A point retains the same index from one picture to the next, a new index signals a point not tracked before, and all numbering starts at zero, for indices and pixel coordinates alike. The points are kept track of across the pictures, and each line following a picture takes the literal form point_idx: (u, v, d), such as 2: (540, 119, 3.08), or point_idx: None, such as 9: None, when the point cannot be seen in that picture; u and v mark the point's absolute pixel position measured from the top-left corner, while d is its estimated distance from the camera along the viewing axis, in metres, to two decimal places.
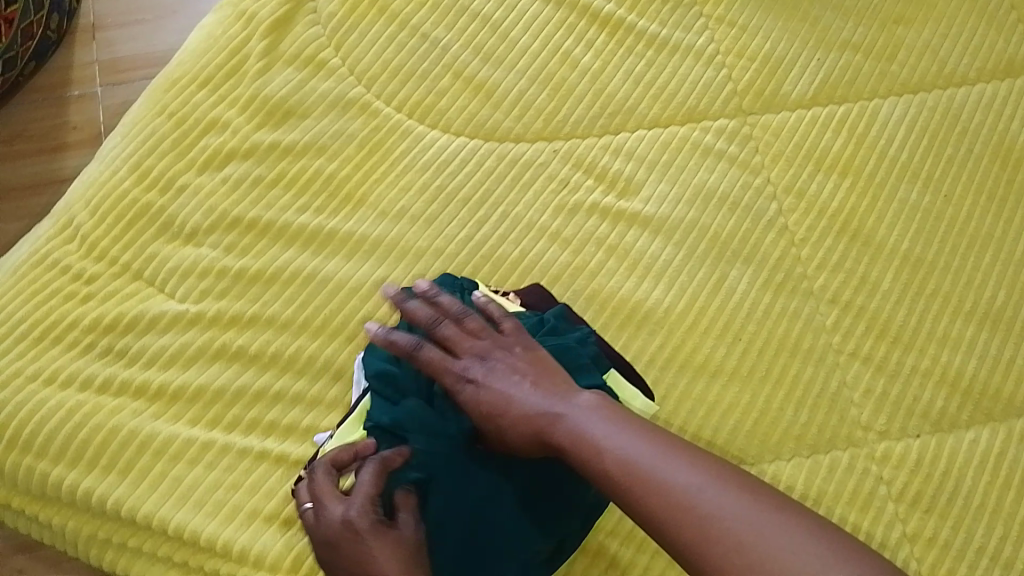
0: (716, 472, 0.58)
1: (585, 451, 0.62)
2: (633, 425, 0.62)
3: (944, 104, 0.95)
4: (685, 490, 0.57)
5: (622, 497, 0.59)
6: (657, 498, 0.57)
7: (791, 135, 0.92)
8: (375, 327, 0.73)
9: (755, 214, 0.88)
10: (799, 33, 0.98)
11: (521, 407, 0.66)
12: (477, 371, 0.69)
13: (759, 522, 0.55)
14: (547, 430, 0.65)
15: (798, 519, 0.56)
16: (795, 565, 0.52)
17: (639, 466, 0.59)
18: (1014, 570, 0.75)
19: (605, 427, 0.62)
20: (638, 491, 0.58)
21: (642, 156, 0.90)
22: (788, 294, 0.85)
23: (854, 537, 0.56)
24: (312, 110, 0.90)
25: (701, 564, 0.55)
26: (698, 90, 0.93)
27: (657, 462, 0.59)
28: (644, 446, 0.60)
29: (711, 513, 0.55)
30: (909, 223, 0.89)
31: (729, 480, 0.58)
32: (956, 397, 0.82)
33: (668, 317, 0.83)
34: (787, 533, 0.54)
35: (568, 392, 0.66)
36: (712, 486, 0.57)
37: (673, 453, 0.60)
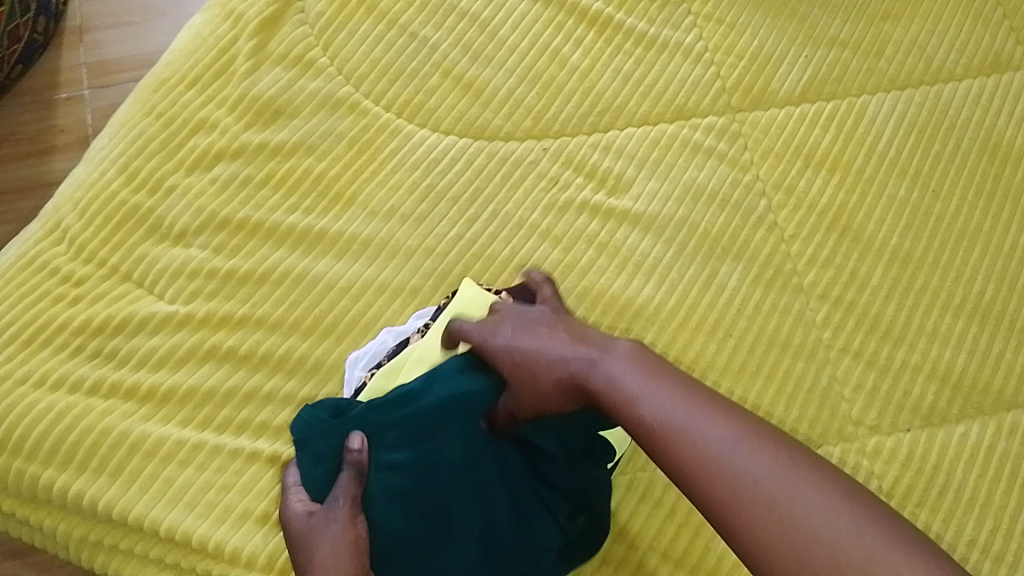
0: (752, 431, 0.54)
1: (617, 399, 0.58)
2: (663, 377, 0.58)
3: (931, 100, 0.95)
4: (715, 446, 0.53)
5: (652, 453, 0.55)
6: (683, 451, 0.53)
7: (779, 131, 0.92)
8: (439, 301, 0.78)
9: (745, 211, 0.88)
10: (787, 31, 0.98)
11: (553, 353, 0.63)
12: (511, 321, 0.68)
13: (793, 481, 0.50)
14: (582, 376, 0.61)
15: (829, 479, 0.51)
16: (828, 537, 0.48)
17: (666, 418, 0.55)
18: (1005, 563, 0.76)
19: (634, 376, 0.58)
20: (660, 441, 0.55)
21: (632, 154, 0.90)
22: (779, 290, 0.85)
23: (902, 516, 0.50)
24: (301, 109, 0.90)
25: (732, 527, 0.50)
26: (687, 87, 0.94)
27: (692, 418, 0.55)
28: (668, 395, 0.56)
29: (739, 468, 0.51)
30: (898, 219, 0.89)
31: (766, 440, 0.53)
32: (946, 391, 0.82)
33: (659, 314, 0.83)
34: (818, 494, 0.50)
35: (605, 342, 0.63)
36: (745, 445, 0.53)
37: (705, 407, 0.55)
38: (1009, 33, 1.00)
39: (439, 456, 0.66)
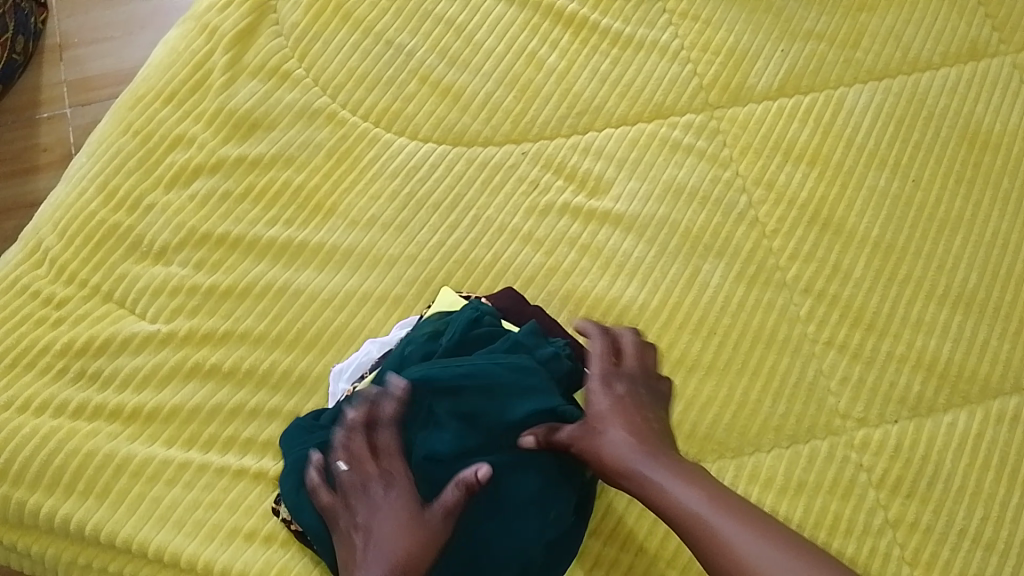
0: (786, 544, 0.61)
1: (668, 497, 0.65)
2: (715, 490, 0.65)
3: (909, 90, 0.96)
4: (754, 555, 0.60)
5: (696, 547, 0.63)
6: (730, 554, 0.61)
7: (758, 126, 0.92)
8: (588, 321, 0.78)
9: (725, 208, 0.88)
10: (763, 25, 0.98)
11: (627, 438, 0.68)
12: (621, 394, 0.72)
13: None
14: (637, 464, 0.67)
15: None
16: None
17: (717, 523, 0.62)
18: (995, 551, 0.76)
19: (688, 485, 0.65)
20: (708, 544, 0.62)
21: (611, 154, 0.90)
22: (762, 286, 0.85)
23: None
24: (278, 121, 0.90)
25: None
26: (664, 86, 0.93)
27: (735, 528, 0.62)
28: (716, 505, 0.64)
29: None
30: (880, 209, 0.90)
31: (798, 554, 0.61)
32: (932, 380, 0.82)
33: (643, 313, 0.83)
34: None
35: (671, 455, 0.68)
36: (778, 555, 0.60)
37: (746, 520, 0.63)
38: (985, 19, 1.00)
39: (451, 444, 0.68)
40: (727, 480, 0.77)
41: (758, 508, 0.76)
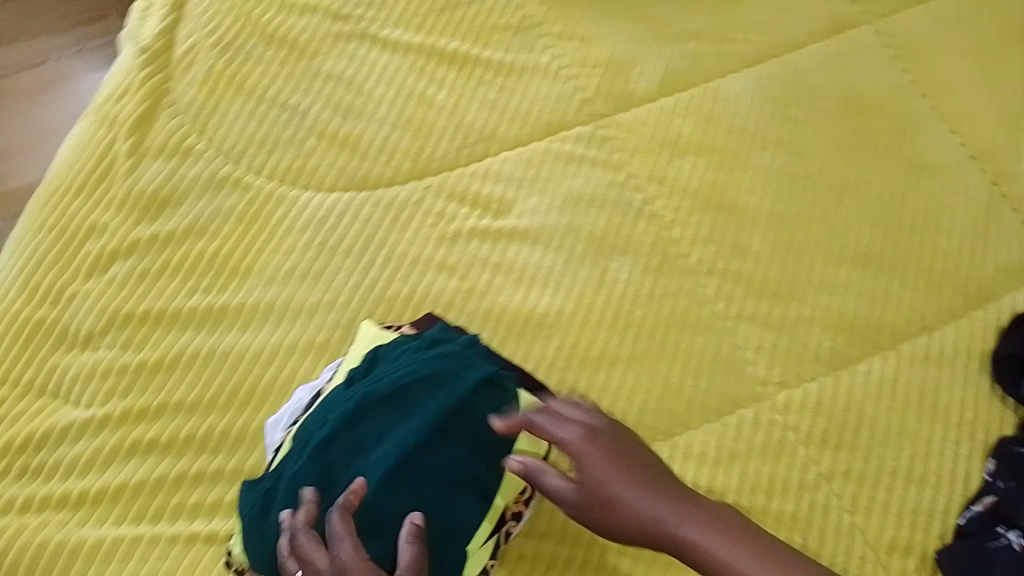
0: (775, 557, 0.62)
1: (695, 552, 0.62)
2: (712, 518, 0.63)
3: (782, 70, 1.01)
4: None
5: None
6: None
7: (644, 128, 0.97)
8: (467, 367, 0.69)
9: (623, 208, 0.92)
10: (638, 35, 1.03)
11: (605, 482, 0.63)
12: (578, 445, 0.65)
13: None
14: (652, 525, 0.63)
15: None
16: None
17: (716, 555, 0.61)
18: (928, 485, 0.77)
19: (700, 524, 0.63)
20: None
21: (510, 175, 0.94)
22: (669, 275, 0.88)
23: None
24: (186, 195, 0.93)
25: None
26: (551, 104, 0.98)
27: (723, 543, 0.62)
28: (709, 536, 0.62)
29: None
30: (769, 184, 0.94)
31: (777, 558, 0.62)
32: (842, 335, 0.84)
33: (560, 319, 0.86)
34: None
35: (659, 482, 0.65)
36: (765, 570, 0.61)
37: (721, 526, 0.63)
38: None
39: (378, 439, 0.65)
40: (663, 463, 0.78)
41: (696, 484, 0.77)
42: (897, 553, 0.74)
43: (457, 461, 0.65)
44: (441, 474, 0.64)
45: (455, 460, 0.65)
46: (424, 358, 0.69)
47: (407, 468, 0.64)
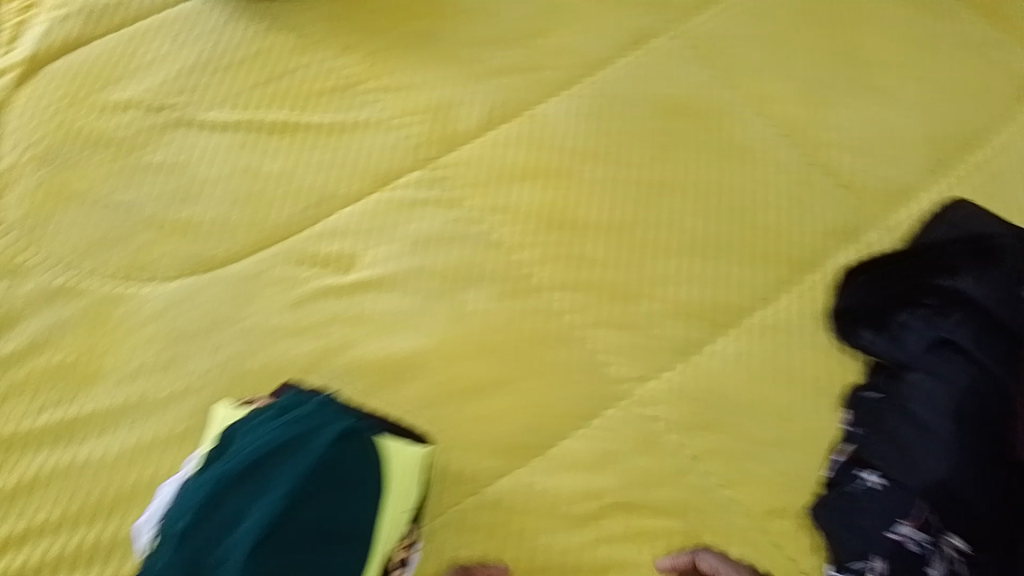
0: None
1: None
2: None
3: (605, 89, 0.98)
4: None
5: None
6: None
7: (480, 164, 0.92)
8: (324, 424, 0.69)
9: (472, 241, 0.88)
10: (457, 76, 0.98)
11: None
12: None
13: None
14: None
15: None
16: None
17: None
18: (791, 446, 0.81)
19: None
20: None
21: (352, 229, 0.88)
22: (524, 296, 0.86)
23: None
24: (18, 314, 0.88)
25: None
26: (383, 154, 0.93)
27: None
28: None
29: None
30: (608, 192, 0.92)
31: None
32: (693, 321, 0.87)
33: (423, 361, 0.82)
34: None
35: None
36: None
37: None
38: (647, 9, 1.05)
39: (244, 515, 0.64)
40: (541, 476, 0.79)
41: (575, 490, 0.78)
42: (776, 516, 0.78)
43: (331, 515, 0.64)
44: (317, 532, 0.63)
45: (327, 516, 0.64)
46: (279, 426, 0.68)
47: (280, 535, 0.62)
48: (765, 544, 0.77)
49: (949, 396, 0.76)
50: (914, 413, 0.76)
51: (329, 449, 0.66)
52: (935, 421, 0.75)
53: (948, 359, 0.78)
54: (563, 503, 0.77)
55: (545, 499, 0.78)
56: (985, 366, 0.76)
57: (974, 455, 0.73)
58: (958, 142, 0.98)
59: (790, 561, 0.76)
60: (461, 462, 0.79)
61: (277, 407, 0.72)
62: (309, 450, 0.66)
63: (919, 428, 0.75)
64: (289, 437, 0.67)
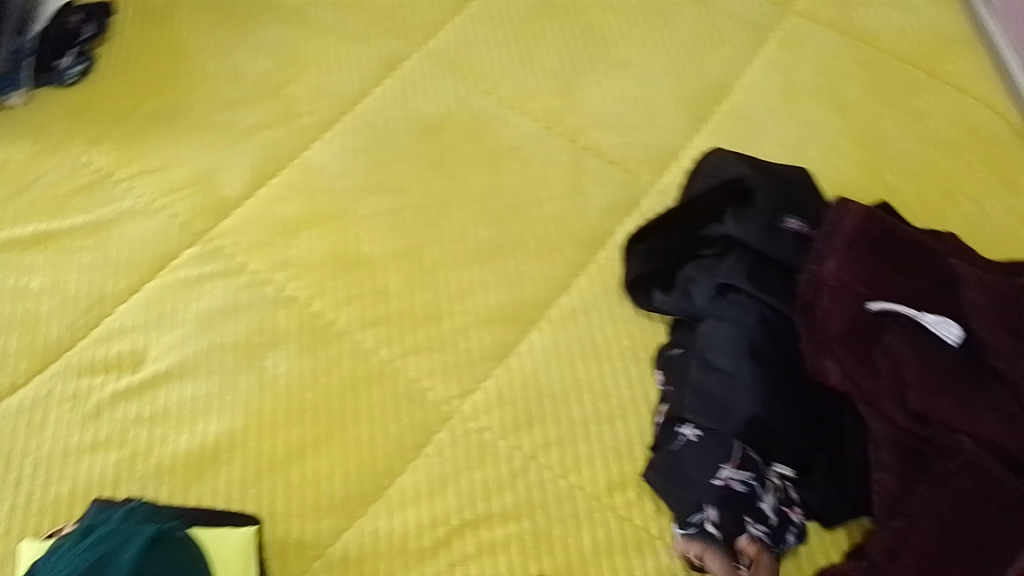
0: None
1: None
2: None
3: (358, 123, 0.99)
4: None
5: None
6: None
7: (255, 224, 0.91)
8: (136, 533, 0.67)
9: (259, 304, 0.86)
10: (207, 145, 0.96)
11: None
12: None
13: None
14: None
15: None
16: None
17: None
18: (617, 420, 0.83)
19: None
20: None
21: (134, 325, 0.85)
22: (327, 345, 0.84)
23: None
24: None
25: None
26: (152, 241, 0.89)
27: None
28: None
29: None
30: (385, 223, 0.92)
31: None
32: (499, 325, 0.87)
33: (234, 441, 0.79)
34: None
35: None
36: None
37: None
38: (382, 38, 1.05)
39: None
40: (383, 520, 0.77)
41: (419, 523, 0.77)
42: (618, 490, 0.79)
43: None
44: None
45: None
46: (85, 547, 0.66)
47: None
48: (613, 521, 0.78)
49: (740, 336, 0.79)
50: (713, 360, 0.79)
51: (148, 560, 0.65)
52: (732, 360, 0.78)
53: (732, 303, 0.81)
54: (411, 540, 0.76)
55: (391, 542, 0.76)
56: (763, 301, 0.80)
57: (774, 386, 0.77)
58: (707, 92, 1.03)
59: (640, 529, 0.78)
60: (294, 528, 0.76)
61: (81, 528, 0.68)
62: (125, 565, 0.64)
63: (722, 372, 0.78)
64: (100, 557, 0.65)
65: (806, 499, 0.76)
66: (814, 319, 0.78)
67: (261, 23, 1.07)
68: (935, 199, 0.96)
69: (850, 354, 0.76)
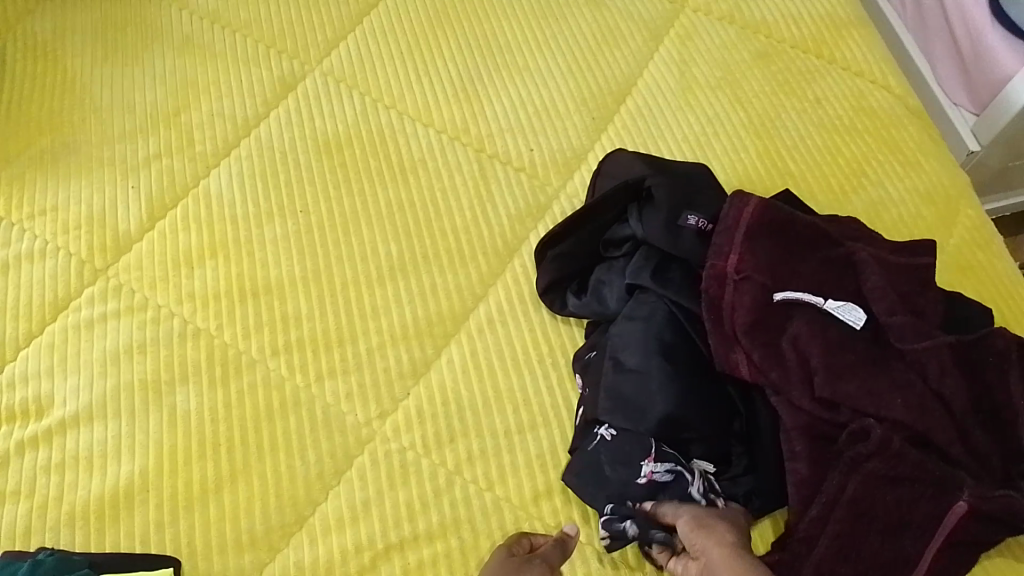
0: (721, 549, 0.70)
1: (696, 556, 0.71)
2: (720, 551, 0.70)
3: (257, 147, 0.97)
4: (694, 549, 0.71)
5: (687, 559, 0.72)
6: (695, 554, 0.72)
7: (153, 259, 0.89)
8: None
9: (165, 340, 0.84)
10: (102, 180, 0.94)
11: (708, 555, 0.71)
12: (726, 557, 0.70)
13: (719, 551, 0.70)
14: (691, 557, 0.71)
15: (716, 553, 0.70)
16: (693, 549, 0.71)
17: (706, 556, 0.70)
18: (540, 427, 0.82)
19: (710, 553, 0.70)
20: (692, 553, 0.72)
21: (36, 371, 0.82)
22: (237, 376, 0.83)
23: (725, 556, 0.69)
24: None
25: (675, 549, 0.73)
26: (48, 284, 0.87)
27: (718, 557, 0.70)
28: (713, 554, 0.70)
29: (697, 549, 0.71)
30: (290, 246, 0.91)
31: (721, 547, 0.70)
32: (414, 342, 0.86)
33: (147, 482, 0.77)
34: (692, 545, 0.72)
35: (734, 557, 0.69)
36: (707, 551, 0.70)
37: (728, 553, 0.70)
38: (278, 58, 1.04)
39: None
40: (308, 549, 0.75)
41: (344, 549, 0.75)
42: (544, 498, 0.79)
43: None
44: None
45: None
46: None
47: None
48: (542, 530, 0.77)
49: (652, 337, 0.80)
50: (627, 361, 0.80)
51: None
52: (647, 362, 0.79)
53: (640, 302, 0.83)
54: (338, 567, 0.74)
55: (317, 571, 0.74)
56: (669, 298, 0.81)
57: (688, 384, 0.78)
58: (608, 93, 1.04)
59: (569, 536, 0.77)
60: (212, 565, 0.74)
61: None
62: None
63: (635, 373, 0.79)
64: None
65: (730, 493, 0.78)
66: (720, 314, 0.79)
67: (149, 52, 1.05)
68: (837, 183, 0.98)
69: (757, 345, 0.77)
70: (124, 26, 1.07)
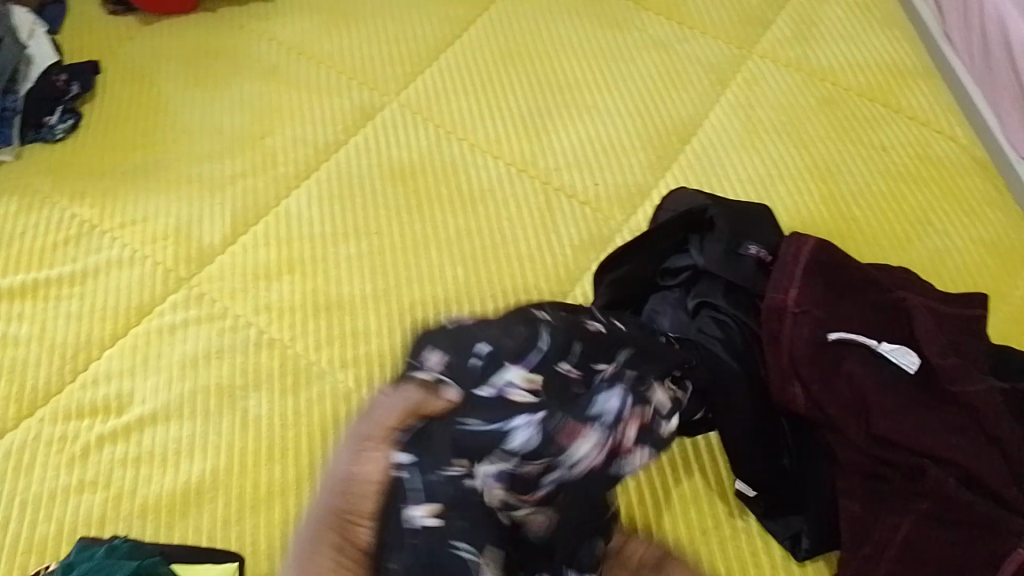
0: None
1: None
2: None
3: (335, 171, 1.02)
4: None
5: None
6: None
7: (233, 271, 0.94)
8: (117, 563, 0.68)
9: (240, 348, 0.89)
10: (190, 195, 1.00)
11: None
12: None
13: None
14: None
15: None
16: None
17: None
18: None
19: None
20: None
21: (119, 371, 0.87)
22: (306, 385, 0.86)
23: None
24: None
25: None
26: (135, 290, 0.92)
27: None
28: None
29: None
30: (361, 265, 0.95)
31: None
32: None
33: (217, 481, 0.81)
34: None
35: None
36: None
37: None
38: (359, 89, 1.10)
39: None
40: None
41: None
42: None
43: None
44: None
45: None
46: None
47: None
48: None
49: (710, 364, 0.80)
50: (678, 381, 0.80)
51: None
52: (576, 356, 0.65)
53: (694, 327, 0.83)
54: None
55: None
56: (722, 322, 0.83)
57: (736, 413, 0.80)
58: (673, 133, 1.07)
59: None
60: (274, 564, 0.77)
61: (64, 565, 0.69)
62: None
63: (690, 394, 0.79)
64: None
65: (772, 529, 0.83)
66: (779, 346, 0.79)
67: (239, 79, 1.11)
68: (900, 229, 0.99)
69: (815, 379, 0.78)
70: (217, 54, 1.14)
